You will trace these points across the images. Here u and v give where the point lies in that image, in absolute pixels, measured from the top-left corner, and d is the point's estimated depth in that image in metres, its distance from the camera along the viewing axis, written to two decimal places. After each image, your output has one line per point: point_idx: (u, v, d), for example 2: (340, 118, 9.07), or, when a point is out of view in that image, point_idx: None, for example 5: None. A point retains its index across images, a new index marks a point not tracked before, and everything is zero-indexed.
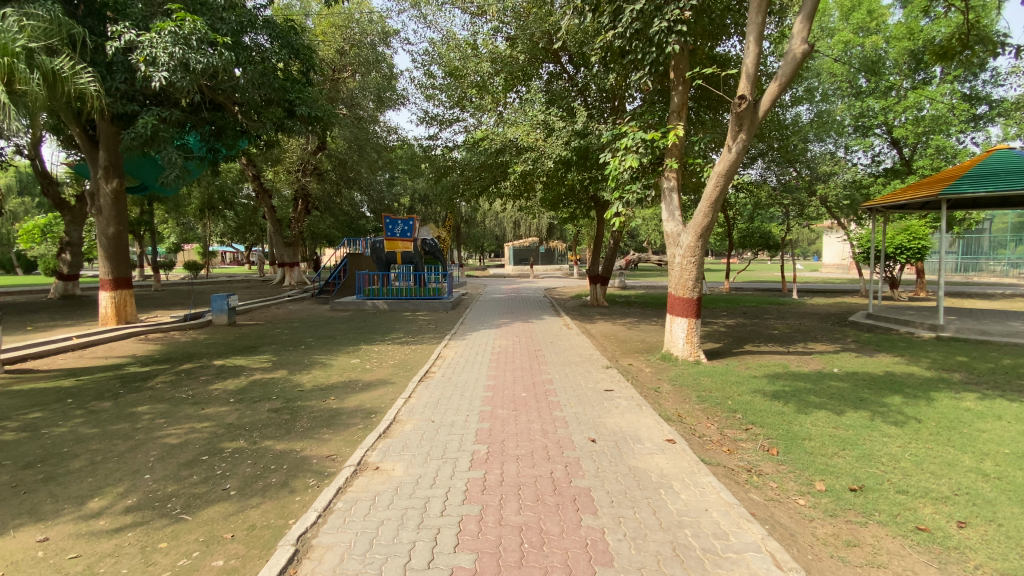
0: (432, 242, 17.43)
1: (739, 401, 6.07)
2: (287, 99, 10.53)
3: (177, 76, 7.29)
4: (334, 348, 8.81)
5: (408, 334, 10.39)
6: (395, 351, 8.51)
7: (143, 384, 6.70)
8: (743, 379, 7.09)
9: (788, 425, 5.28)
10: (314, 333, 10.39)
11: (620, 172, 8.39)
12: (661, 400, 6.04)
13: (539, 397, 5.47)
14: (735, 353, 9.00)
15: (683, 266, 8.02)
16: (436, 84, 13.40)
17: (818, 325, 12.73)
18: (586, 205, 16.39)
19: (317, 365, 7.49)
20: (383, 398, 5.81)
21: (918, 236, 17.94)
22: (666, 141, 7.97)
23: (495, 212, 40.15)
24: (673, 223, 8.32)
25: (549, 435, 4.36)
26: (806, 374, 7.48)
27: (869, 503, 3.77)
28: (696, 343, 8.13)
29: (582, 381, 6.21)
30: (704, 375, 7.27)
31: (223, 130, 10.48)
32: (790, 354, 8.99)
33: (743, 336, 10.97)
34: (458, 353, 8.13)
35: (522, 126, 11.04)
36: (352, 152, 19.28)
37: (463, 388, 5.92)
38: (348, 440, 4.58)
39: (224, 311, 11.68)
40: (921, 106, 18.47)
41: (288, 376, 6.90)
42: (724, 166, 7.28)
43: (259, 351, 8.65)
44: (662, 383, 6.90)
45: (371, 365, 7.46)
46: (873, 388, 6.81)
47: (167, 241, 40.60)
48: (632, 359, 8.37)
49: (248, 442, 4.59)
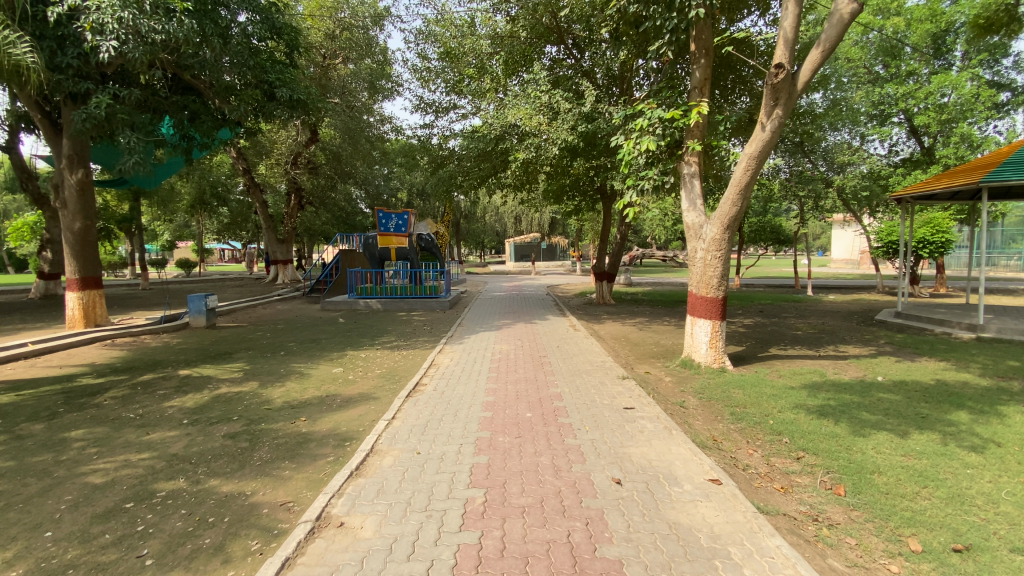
0: (429, 238, 16.28)
1: (781, 420, 5.17)
2: (267, 80, 9.64)
3: (128, 46, 6.60)
4: (317, 354, 7.92)
5: (400, 336, 9.49)
6: (383, 358, 7.61)
7: (89, 401, 5.82)
8: (779, 390, 6.19)
9: (847, 454, 4.39)
10: (297, 337, 9.49)
11: (634, 157, 7.53)
12: (689, 419, 5.14)
13: (547, 418, 4.60)
14: (762, 358, 8.10)
15: (707, 261, 7.11)
16: (432, 68, 12.52)
17: (843, 325, 11.81)
18: (592, 197, 15.46)
19: (293, 376, 6.61)
20: (363, 418, 4.92)
21: (942, 228, 17.10)
22: (687, 120, 7.08)
23: (496, 208, 39.22)
24: (695, 213, 7.41)
25: (562, 476, 3.49)
26: (848, 385, 6.57)
27: (984, 571, 2.86)
28: (721, 348, 7.24)
29: (597, 395, 5.35)
30: (734, 386, 6.37)
31: (198, 115, 9.61)
32: (822, 360, 8.08)
33: (765, 338, 10.07)
34: (453, 360, 7.24)
35: (524, 110, 10.15)
36: (346, 144, 18.42)
37: (458, 405, 5.04)
38: (311, 479, 3.69)
39: (202, 312, 10.74)
40: (943, 92, 17.54)
41: (259, 390, 6.01)
42: (758, 148, 6.35)
43: (233, 358, 7.78)
44: (687, 396, 6.00)
45: (355, 375, 6.57)
46: (930, 402, 5.90)
47: (162, 239, 39.81)
48: (648, 366, 7.47)
49: (189, 483, 3.71)
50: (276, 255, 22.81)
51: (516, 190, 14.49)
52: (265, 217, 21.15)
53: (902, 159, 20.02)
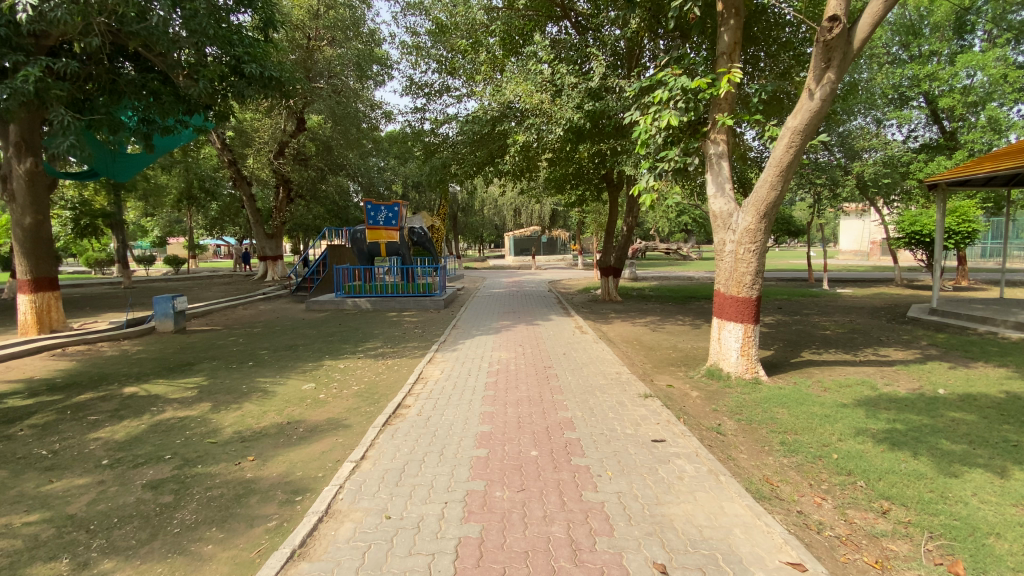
0: (421, 231, 15.29)
1: (846, 453, 4.17)
2: (233, 54, 8.51)
3: (47, 4, 5.95)
4: (288, 365, 6.90)
5: (387, 341, 8.46)
6: (364, 369, 6.60)
7: (3, 430, 4.83)
8: (831, 409, 5.20)
9: (945, 506, 3.41)
10: (271, 344, 8.46)
11: (652, 135, 6.55)
12: (732, 452, 4.15)
13: (557, 459, 3.60)
14: (797, 365, 7.12)
15: (738, 256, 6.11)
16: (422, 45, 11.47)
17: (874, 323, 10.81)
18: (596, 186, 14.48)
19: (255, 394, 5.63)
20: (325, 457, 3.91)
21: (968, 218, 16.12)
22: (715, 89, 6.09)
23: (495, 199, 38.23)
24: (722, 200, 6.39)
25: (586, 561, 2.48)
26: (908, 401, 5.57)
27: None
28: (753, 356, 6.27)
29: (616, 421, 4.37)
30: (776, 403, 5.37)
31: (159, 95, 8.51)
32: (867, 367, 7.10)
33: (793, 339, 9.08)
34: (445, 371, 6.25)
35: (527, 85, 9.12)
36: (335, 133, 17.33)
37: (445, 438, 4.03)
38: (239, 562, 2.69)
39: (168, 315, 9.67)
40: (967, 74, 16.56)
41: (208, 416, 5.00)
42: (804, 120, 5.32)
43: (193, 370, 6.79)
44: (723, 418, 5.01)
45: (327, 393, 5.56)
46: (1014, 423, 4.91)
47: (152, 236, 38.77)
48: (670, 377, 6.48)
49: (72, 567, 2.71)
50: (265, 251, 21.81)
51: (515, 179, 13.46)
52: (253, 212, 20.10)
53: (921, 145, 18.95)
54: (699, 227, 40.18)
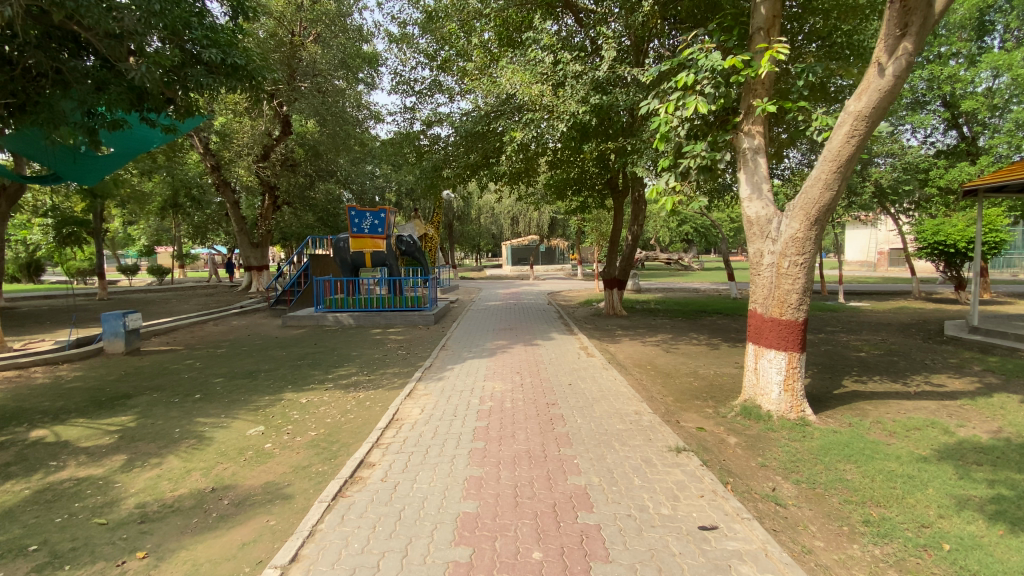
0: (409, 238, 13.72)
1: (961, 544, 3.06)
2: (190, 38, 7.60)
3: None
4: (239, 400, 5.75)
5: (364, 367, 7.34)
6: (329, 405, 5.48)
7: None
8: (911, 466, 4.11)
9: None
10: (229, 369, 7.31)
11: (674, 126, 5.51)
12: (808, 543, 3.04)
13: (570, 569, 2.50)
14: (845, 400, 6.01)
15: (781, 271, 5.05)
16: (410, 37, 10.47)
17: (909, 342, 9.72)
18: (600, 191, 13.49)
19: (188, 442, 4.51)
20: (245, 555, 2.79)
21: (995, 226, 15.10)
22: (753, 70, 5.07)
23: (491, 206, 37.18)
24: (759, 204, 5.33)
25: None
26: (999, 451, 4.48)
27: None
28: (798, 392, 5.19)
29: (646, 494, 3.27)
30: (839, 456, 4.26)
31: (106, 84, 7.60)
32: (927, 402, 5.99)
33: (828, 363, 7.97)
34: (425, 409, 5.13)
35: (524, 74, 8.07)
36: (323, 137, 16.27)
37: (413, 527, 2.91)
38: None
39: (119, 334, 8.49)
40: (991, 76, 15.77)
41: (113, 478, 3.86)
42: (871, 101, 4.31)
43: (124, 406, 5.64)
44: (777, 479, 3.91)
45: (277, 442, 4.45)
46: None
47: (138, 245, 37.54)
48: (698, 415, 5.38)
49: None
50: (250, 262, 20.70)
51: (512, 184, 12.37)
52: (236, 220, 18.99)
53: (936, 152, 18.07)
54: (700, 236, 39.28)
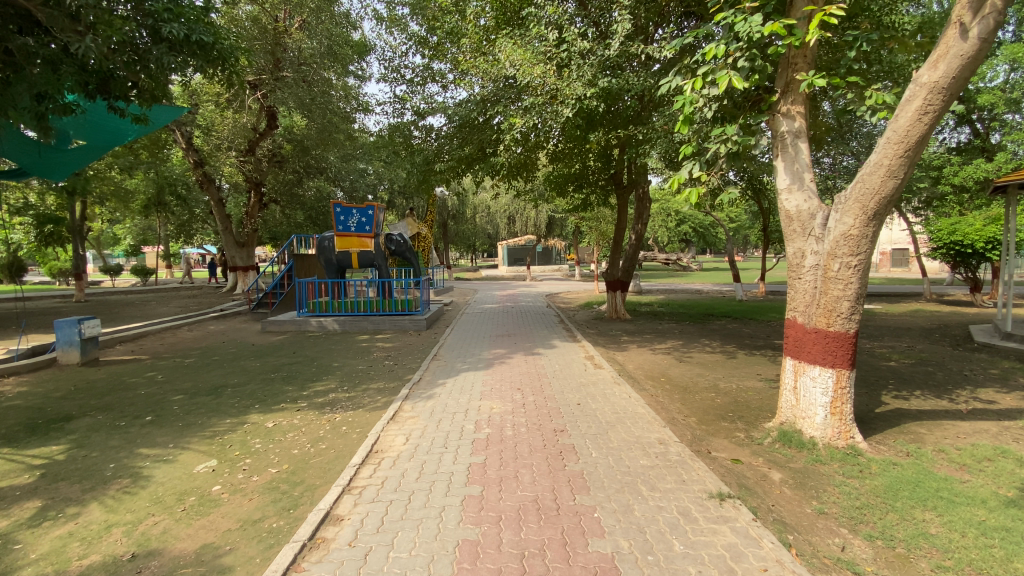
0: (400, 237, 12.89)
1: None
2: (150, 10, 6.77)
3: None
4: (195, 424, 4.93)
5: (344, 381, 6.54)
6: (299, 431, 4.68)
7: None
8: (1002, 513, 3.37)
9: None
10: (192, 384, 6.48)
11: (701, 104, 4.75)
12: None
13: None
14: (893, 422, 5.25)
15: (829, 275, 4.29)
16: (399, 18, 9.68)
17: (939, 349, 9.01)
18: (603, 188, 12.73)
19: (121, 483, 3.70)
20: None
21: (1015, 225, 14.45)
22: (796, 38, 4.32)
23: (486, 205, 36.36)
24: (801, 196, 4.58)
25: None
26: None
27: None
28: (847, 415, 4.44)
29: (693, 569, 2.50)
30: (912, 501, 3.51)
31: (56, 63, 6.73)
32: (986, 423, 5.24)
33: (859, 375, 7.21)
34: (410, 438, 4.34)
35: (524, 52, 7.33)
36: (310, 130, 15.45)
37: None
38: None
39: (74, 344, 7.66)
40: (1009, 69, 15.13)
41: (11, 538, 3.04)
42: (950, 69, 3.60)
43: (58, 433, 4.80)
44: (843, 533, 3.15)
45: (228, 484, 3.65)
46: None
47: (123, 244, 36.42)
48: (729, 442, 4.60)
49: None
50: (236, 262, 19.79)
51: (509, 179, 11.61)
52: (221, 218, 18.08)
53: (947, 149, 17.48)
54: (699, 236, 38.68)
